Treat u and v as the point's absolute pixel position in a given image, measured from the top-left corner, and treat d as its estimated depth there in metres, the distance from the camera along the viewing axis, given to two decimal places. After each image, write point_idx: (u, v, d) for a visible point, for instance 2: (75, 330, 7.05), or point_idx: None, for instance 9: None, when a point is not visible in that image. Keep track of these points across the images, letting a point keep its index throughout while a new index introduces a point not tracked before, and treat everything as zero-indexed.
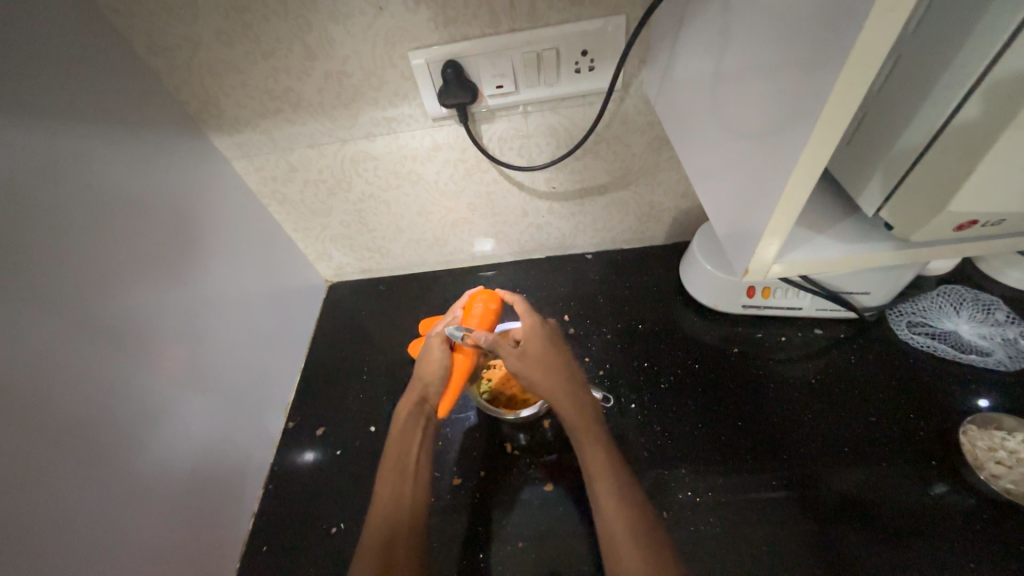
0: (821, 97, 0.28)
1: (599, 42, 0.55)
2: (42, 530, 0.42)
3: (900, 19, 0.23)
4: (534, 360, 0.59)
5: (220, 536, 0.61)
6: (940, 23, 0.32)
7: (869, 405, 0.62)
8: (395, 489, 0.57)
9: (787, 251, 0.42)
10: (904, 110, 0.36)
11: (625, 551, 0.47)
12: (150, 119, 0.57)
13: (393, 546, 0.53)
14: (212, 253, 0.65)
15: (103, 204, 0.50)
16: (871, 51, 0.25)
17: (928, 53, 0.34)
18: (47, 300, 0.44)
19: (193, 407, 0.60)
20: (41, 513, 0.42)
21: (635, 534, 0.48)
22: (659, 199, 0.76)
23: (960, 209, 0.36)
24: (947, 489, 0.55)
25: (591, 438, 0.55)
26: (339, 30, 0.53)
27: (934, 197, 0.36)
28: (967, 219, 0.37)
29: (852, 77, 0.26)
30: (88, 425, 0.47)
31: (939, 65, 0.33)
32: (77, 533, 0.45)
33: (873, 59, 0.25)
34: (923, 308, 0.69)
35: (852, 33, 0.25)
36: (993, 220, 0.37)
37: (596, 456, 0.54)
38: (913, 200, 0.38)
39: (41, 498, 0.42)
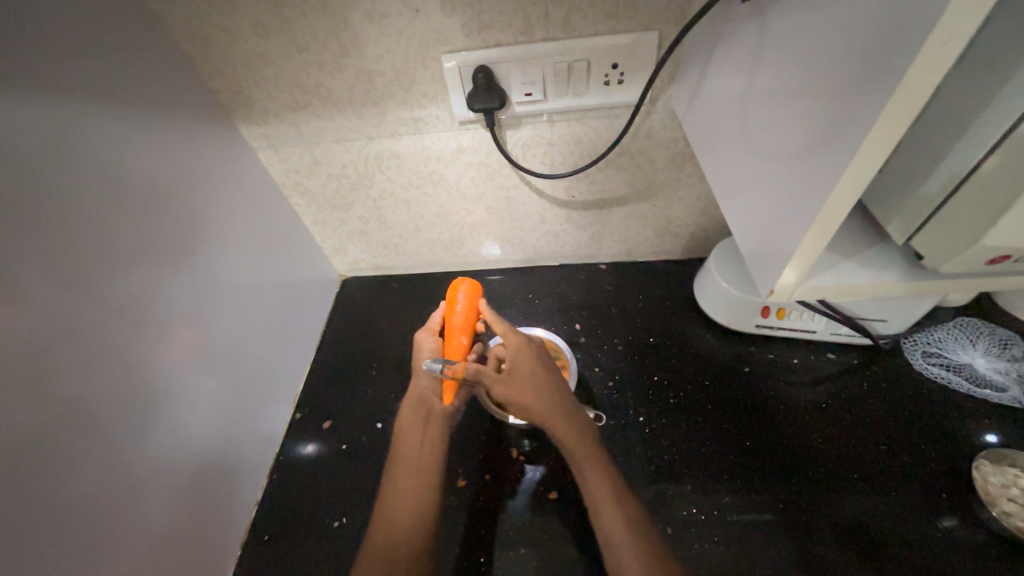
0: (859, 126, 0.28)
1: (629, 56, 0.55)
2: (28, 508, 0.41)
3: (946, 55, 0.24)
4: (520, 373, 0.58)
5: (222, 522, 0.62)
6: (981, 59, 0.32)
7: (878, 433, 0.62)
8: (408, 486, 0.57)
9: (812, 275, 0.42)
10: (940, 142, 0.36)
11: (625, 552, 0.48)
12: (182, 106, 0.58)
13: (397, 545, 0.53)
14: (229, 241, 0.65)
15: (127, 185, 0.51)
16: (912, 84, 0.25)
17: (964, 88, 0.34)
18: (68, 277, 0.45)
19: (203, 392, 0.60)
20: (25, 493, 0.41)
21: (645, 566, 0.47)
22: (678, 214, 0.76)
23: (993, 243, 0.35)
24: (956, 524, 0.55)
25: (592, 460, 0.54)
26: (374, 30, 0.54)
27: (966, 230, 0.36)
28: (1000, 253, 0.36)
29: (893, 111, 0.26)
30: (97, 404, 0.47)
31: (974, 98, 0.33)
32: (60, 517, 0.44)
33: (917, 92, 0.25)
34: (938, 339, 0.68)
35: (897, 66, 0.25)
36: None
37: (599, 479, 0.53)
38: (946, 231, 0.38)
39: (27, 479, 0.41)
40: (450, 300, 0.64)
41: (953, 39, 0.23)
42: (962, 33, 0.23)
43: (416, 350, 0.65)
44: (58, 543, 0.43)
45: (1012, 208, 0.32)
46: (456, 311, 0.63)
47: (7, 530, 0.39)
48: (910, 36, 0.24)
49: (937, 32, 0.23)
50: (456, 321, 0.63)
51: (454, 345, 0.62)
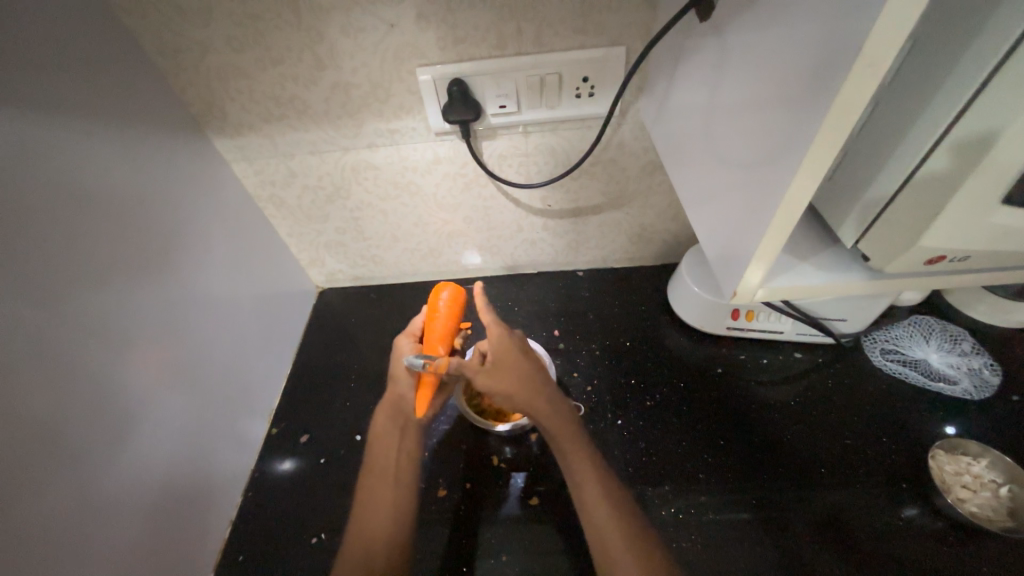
0: (806, 136, 0.30)
1: (599, 70, 0.57)
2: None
3: (879, 71, 0.26)
4: (503, 364, 0.60)
5: (195, 544, 0.59)
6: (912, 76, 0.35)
7: (844, 428, 0.65)
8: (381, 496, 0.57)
9: (773, 277, 0.44)
10: (881, 152, 0.39)
11: (609, 531, 0.50)
12: (151, 117, 0.57)
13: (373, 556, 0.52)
14: (202, 254, 0.64)
15: (94, 197, 0.49)
16: (853, 99, 0.27)
17: (900, 103, 0.37)
18: (33, 292, 0.43)
19: (175, 408, 0.58)
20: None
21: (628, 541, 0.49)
22: (650, 221, 0.79)
23: (930, 245, 0.38)
24: (917, 512, 0.58)
25: (574, 441, 0.56)
26: (350, 43, 0.55)
27: (906, 232, 0.39)
28: (938, 253, 0.39)
29: (838, 123, 0.28)
30: (64, 425, 0.45)
31: (908, 112, 0.36)
32: (29, 544, 0.41)
33: (856, 105, 0.27)
34: (895, 337, 0.72)
35: (837, 81, 0.27)
36: (960, 256, 0.40)
37: (582, 460, 0.55)
38: (888, 234, 0.40)
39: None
40: (432, 308, 0.64)
41: (885, 57, 0.25)
42: (890, 52, 0.25)
43: (394, 355, 0.65)
44: (26, 572, 0.41)
45: (947, 209, 0.36)
46: (437, 320, 0.63)
47: None
48: (847, 54, 0.26)
49: (870, 51, 0.25)
50: (437, 330, 0.63)
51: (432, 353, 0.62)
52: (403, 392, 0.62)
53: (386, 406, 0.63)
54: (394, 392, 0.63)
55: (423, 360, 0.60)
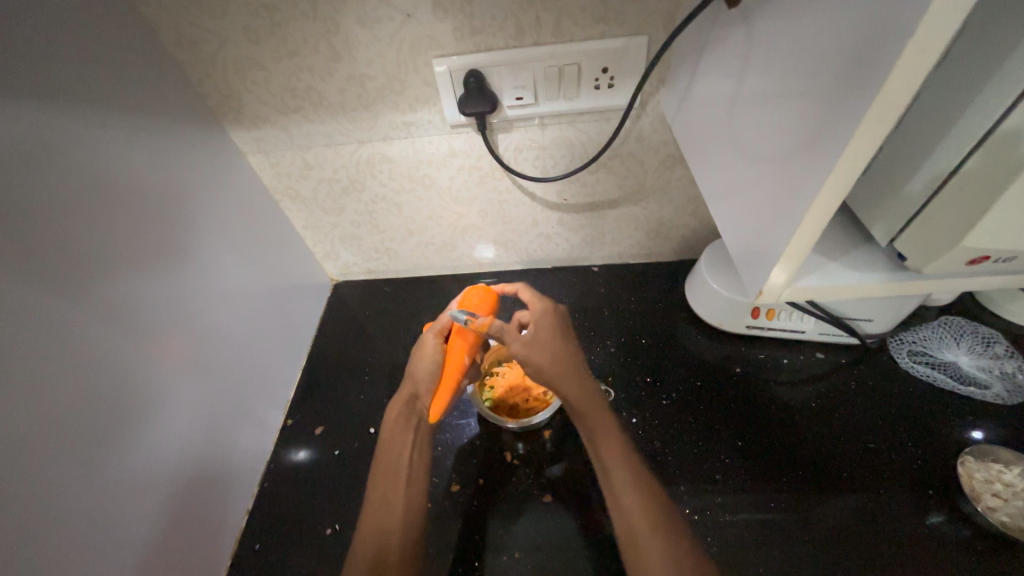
0: (844, 129, 0.29)
1: (619, 61, 0.56)
2: (15, 522, 0.40)
3: (925, 60, 0.24)
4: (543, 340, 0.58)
5: (213, 530, 0.61)
6: (956, 65, 0.33)
7: (866, 431, 0.63)
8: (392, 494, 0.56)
9: (799, 277, 0.43)
10: (919, 146, 0.37)
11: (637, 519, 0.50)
12: (170, 110, 0.57)
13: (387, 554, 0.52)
14: (219, 247, 0.65)
15: (113, 189, 0.50)
16: (893, 91, 0.26)
17: (941, 94, 0.35)
18: (56, 283, 0.44)
19: (193, 398, 0.59)
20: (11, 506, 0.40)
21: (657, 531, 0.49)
22: (668, 216, 0.77)
23: (972, 245, 0.36)
24: (943, 520, 0.56)
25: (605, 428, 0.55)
26: (366, 34, 0.54)
27: (947, 231, 0.37)
28: (980, 254, 0.37)
29: (875, 116, 0.27)
30: (84, 413, 0.46)
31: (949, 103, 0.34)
32: (48, 530, 0.43)
33: (899, 96, 0.26)
34: (923, 338, 0.69)
35: (879, 70, 0.26)
36: (1004, 256, 0.38)
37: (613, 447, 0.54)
38: (927, 233, 0.39)
39: (13, 493, 0.40)
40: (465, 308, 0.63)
41: (933, 45, 0.24)
42: (940, 39, 0.23)
43: (420, 350, 0.63)
44: (47, 555, 0.42)
45: (997, 204, 0.33)
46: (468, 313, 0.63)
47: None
48: (890, 43, 0.25)
49: (917, 39, 0.24)
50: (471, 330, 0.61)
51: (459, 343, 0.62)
52: (421, 392, 0.62)
53: (403, 398, 0.63)
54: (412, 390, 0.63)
55: (466, 314, 0.61)
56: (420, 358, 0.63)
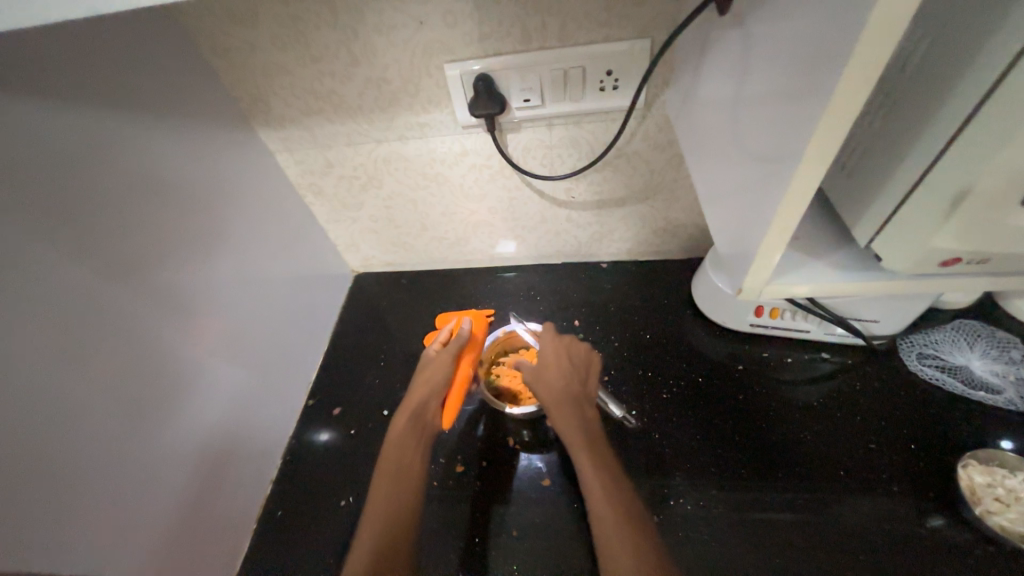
0: (804, 138, 0.31)
1: (622, 63, 0.57)
2: (76, 473, 0.46)
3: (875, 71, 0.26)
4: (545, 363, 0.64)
5: (240, 494, 0.67)
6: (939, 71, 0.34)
7: (868, 433, 0.63)
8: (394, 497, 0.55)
9: (784, 276, 0.44)
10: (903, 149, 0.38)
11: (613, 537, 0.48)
12: (207, 113, 0.63)
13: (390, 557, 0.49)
14: (249, 238, 0.70)
15: (156, 184, 0.56)
16: (848, 100, 0.27)
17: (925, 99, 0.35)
18: (110, 267, 0.50)
19: (224, 374, 0.65)
20: (73, 458, 0.46)
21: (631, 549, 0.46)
22: (677, 214, 0.78)
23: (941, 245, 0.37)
24: (942, 523, 0.56)
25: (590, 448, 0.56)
26: (382, 41, 0.58)
27: (918, 233, 0.38)
28: (949, 255, 0.38)
29: (832, 122, 0.28)
30: (132, 382, 0.53)
31: (928, 108, 0.34)
32: (102, 483, 0.49)
33: (848, 108, 0.28)
34: (935, 341, 0.68)
35: (830, 81, 0.28)
36: (975, 259, 0.39)
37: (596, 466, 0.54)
38: (897, 236, 0.39)
39: (75, 448, 0.47)
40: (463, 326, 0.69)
41: (877, 60, 0.25)
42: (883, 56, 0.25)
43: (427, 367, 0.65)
44: (102, 503, 0.49)
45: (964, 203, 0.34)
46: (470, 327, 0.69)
47: (61, 489, 0.45)
48: (838, 57, 0.27)
49: (864, 52, 0.25)
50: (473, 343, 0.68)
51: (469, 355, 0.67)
52: (429, 403, 0.63)
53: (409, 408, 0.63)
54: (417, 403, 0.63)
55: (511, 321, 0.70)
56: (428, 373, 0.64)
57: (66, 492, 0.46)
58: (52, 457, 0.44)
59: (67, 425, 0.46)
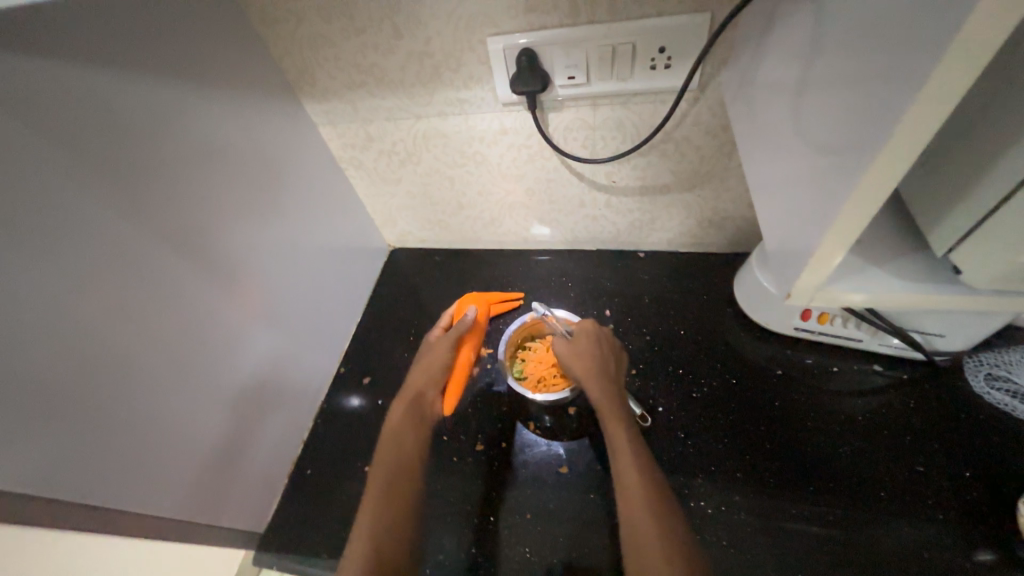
0: (883, 131, 0.27)
1: (677, 39, 0.53)
2: (134, 420, 0.50)
3: (981, 56, 0.22)
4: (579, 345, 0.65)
5: (275, 450, 0.72)
6: None
7: (918, 454, 0.58)
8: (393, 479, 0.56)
9: (840, 281, 0.40)
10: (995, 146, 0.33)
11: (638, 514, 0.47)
12: (256, 84, 0.64)
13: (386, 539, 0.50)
14: (291, 209, 0.72)
15: (207, 153, 0.58)
16: (940, 90, 0.24)
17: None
18: (164, 231, 0.53)
19: (264, 337, 0.69)
20: (132, 406, 0.50)
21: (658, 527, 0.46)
22: (724, 206, 0.73)
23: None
24: (993, 559, 0.51)
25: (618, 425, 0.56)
26: (426, 13, 0.56)
27: (1008, 246, 0.33)
28: None
29: (918, 115, 0.25)
30: (182, 339, 0.56)
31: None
32: (154, 429, 0.53)
33: (941, 98, 0.24)
34: (1011, 361, 0.61)
35: (924, 67, 0.24)
36: None
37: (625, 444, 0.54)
38: (986, 245, 0.35)
39: (133, 397, 0.50)
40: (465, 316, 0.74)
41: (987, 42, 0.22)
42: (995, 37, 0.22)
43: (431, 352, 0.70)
44: (155, 449, 0.53)
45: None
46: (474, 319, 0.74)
47: (120, 433, 0.49)
48: (934, 39, 0.23)
49: (969, 34, 0.22)
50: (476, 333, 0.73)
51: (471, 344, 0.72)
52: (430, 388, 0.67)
53: (409, 394, 0.66)
54: (416, 387, 0.67)
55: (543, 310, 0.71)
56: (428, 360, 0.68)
57: (124, 436, 0.50)
58: (113, 404, 0.48)
59: (127, 376, 0.50)
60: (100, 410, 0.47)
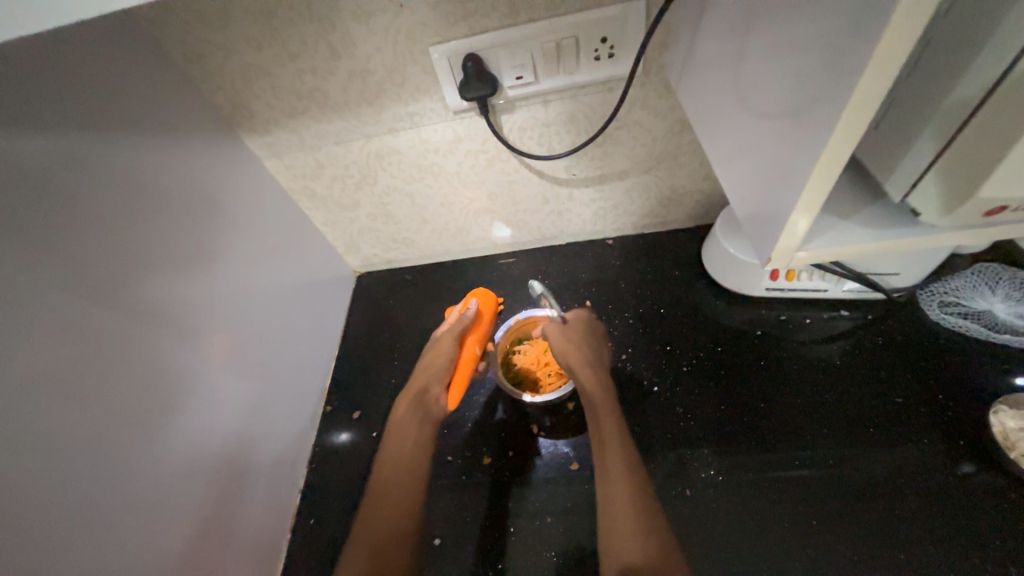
0: (839, 93, 0.29)
1: (617, 28, 0.54)
2: (112, 500, 0.47)
3: (919, 13, 0.24)
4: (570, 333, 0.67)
5: (272, 504, 0.68)
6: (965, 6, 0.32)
7: (894, 386, 0.62)
8: (397, 485, 0.58)
9: (810, 239, 0.42)
10: (927, 94, 0.36)
11: (616, 490, 0.52)
12: (187, 125, 0.60)
13: (392, 545, 0.53)
14: (246, 251, 0.68)
15: (146, 205, 0.54)
16: (886, 48, 0.25)
17: (950, 40, 0.33)
18: (114, 294, 0.49)
19: (239, 387, 0.65)
20: (107, 486, 0.46)
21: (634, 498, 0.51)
22: (681, 182, 0.76)
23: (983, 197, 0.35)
24: (975, 469, 0.56)
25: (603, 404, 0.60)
26: (362, 29, 0.54)
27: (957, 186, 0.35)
28: (997, 207, 0.35)
29: (868, 74, 0.27)
30: (151, 407, 0.52)
31: (960, 47, 0.32)
32: (126, 510, 0.48)
33: (887, 56, 0.26)
34: (956, 288, 0.67)
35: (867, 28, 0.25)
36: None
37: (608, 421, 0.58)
38: (939, 186, 0.37)
39: (107, 475, 0.47)
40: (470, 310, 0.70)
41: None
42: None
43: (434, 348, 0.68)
44: (141, 528, 0.49)
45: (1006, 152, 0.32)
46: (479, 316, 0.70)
47: (97, 519, 0.45)
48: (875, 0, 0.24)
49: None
50: (479, 328, 0.69)
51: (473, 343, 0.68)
52: (432, 384, 0.66)
53: (413, 390, 0.67)
54: (421, 384, 0.66)
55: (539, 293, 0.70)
56: (432, 356, 0.67)
57: (91, 524, 0.45)
58: (84, 489, 0.44)
59: (96, 456, 0.46)
60: (56, 501, 0.42)
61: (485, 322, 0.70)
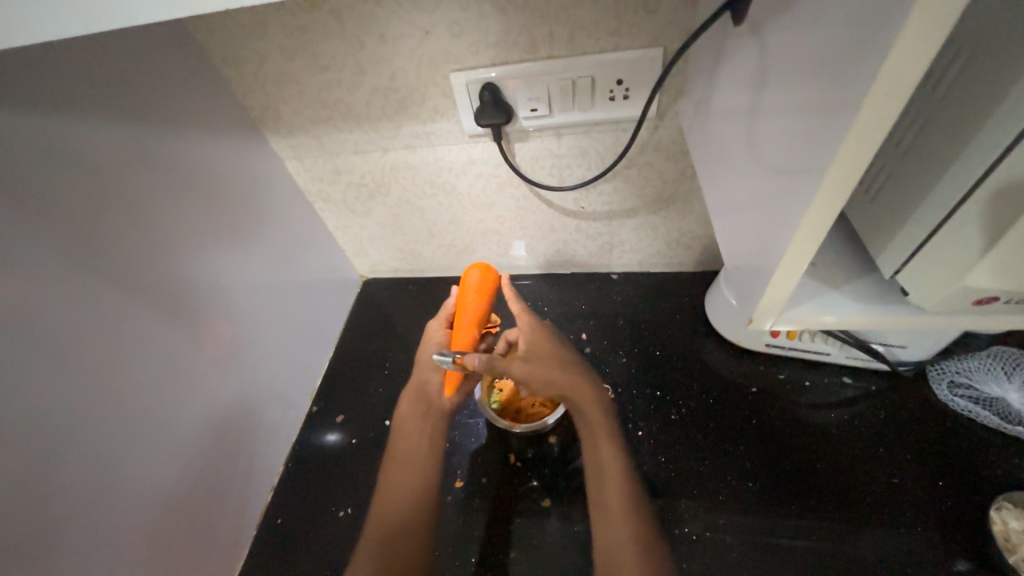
0: (823, 162, 0.28)
1: (634, 72, 0.55)
2: (82, 474, 0.48)
3: (902, 95, 0.24)
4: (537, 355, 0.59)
5: (246, 497, 0.68)
6: (970, 89, 0.31)
7: (891, 464, 0.59)
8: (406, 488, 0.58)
9: (799, 303, 0.41)
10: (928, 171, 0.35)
11: (618, 534, 0.50)
12: (217, 122, 0.63)
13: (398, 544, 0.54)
14: (256, 246, 0.70)
15: (165, 193, 0.57)
16: (868, 126, 0.25)
17: (954, 120, 0.32)
18: (121, 274, 0.51)
19: (232, 377, 0.66)
20: (79, 459, 0.48)
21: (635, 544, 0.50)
22: (690, 226, 0.75)
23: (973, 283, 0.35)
24: (972, 568, 0.52)
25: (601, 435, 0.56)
26: (388, 50, 0.57)
27: (954, 266, 0.35)
28: (986, 294, 0.36)
29: (850, 148, 0.26)
30: (139, 387, 0.53)
31: (961, 129, 0.31)
32: (98, 490, 0.49)
33: (870, 132, 0.25)
34: (969, 369, 0.63)
35: (852, 103, 0.25)
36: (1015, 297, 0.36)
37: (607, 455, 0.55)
38: (931, 266, 0.36)
39: (81, 448, 0.48)
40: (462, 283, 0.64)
41: (907, 83, 0.23)
42: (910, 75, 0.23)
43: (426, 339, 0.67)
44: (106, 505, 0.50)
45: (1000, 242, 0.31)
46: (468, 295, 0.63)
47: (65, 490, 0.46)
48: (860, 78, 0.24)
49: (887, 74, 0.23)
50: (471, 307, 0.63)
51: (463, 332, 0.62)
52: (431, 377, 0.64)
53: (414, 388, 0.66)
54: (422, 378, 0.65)
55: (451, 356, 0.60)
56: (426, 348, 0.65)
57: (58, 499, 0.46)
58: (55, 459, 0.46)
59: (73, 428, 0.47)
60: (29, 474, 0.44)
61: (483, 297, 0.64)
